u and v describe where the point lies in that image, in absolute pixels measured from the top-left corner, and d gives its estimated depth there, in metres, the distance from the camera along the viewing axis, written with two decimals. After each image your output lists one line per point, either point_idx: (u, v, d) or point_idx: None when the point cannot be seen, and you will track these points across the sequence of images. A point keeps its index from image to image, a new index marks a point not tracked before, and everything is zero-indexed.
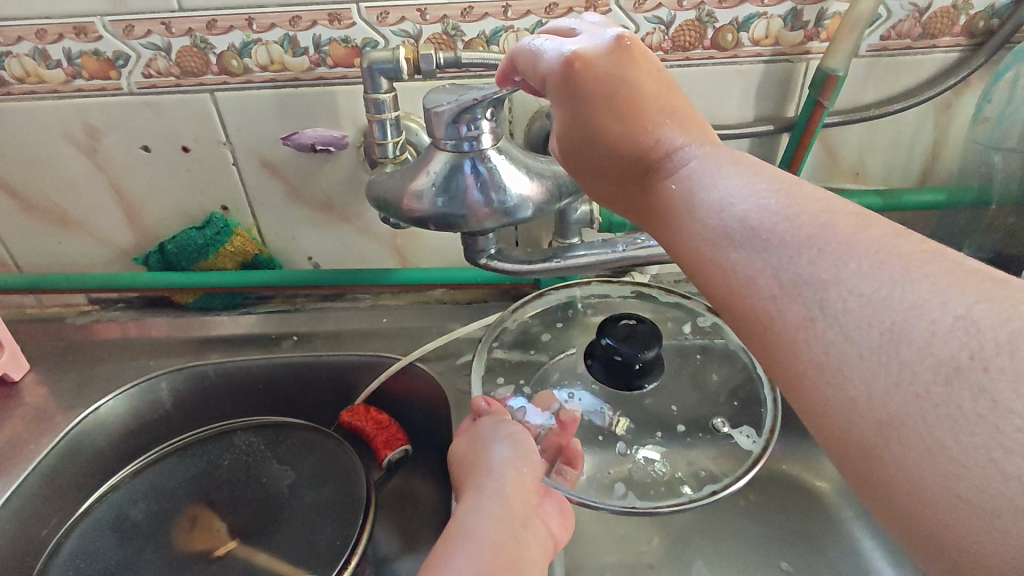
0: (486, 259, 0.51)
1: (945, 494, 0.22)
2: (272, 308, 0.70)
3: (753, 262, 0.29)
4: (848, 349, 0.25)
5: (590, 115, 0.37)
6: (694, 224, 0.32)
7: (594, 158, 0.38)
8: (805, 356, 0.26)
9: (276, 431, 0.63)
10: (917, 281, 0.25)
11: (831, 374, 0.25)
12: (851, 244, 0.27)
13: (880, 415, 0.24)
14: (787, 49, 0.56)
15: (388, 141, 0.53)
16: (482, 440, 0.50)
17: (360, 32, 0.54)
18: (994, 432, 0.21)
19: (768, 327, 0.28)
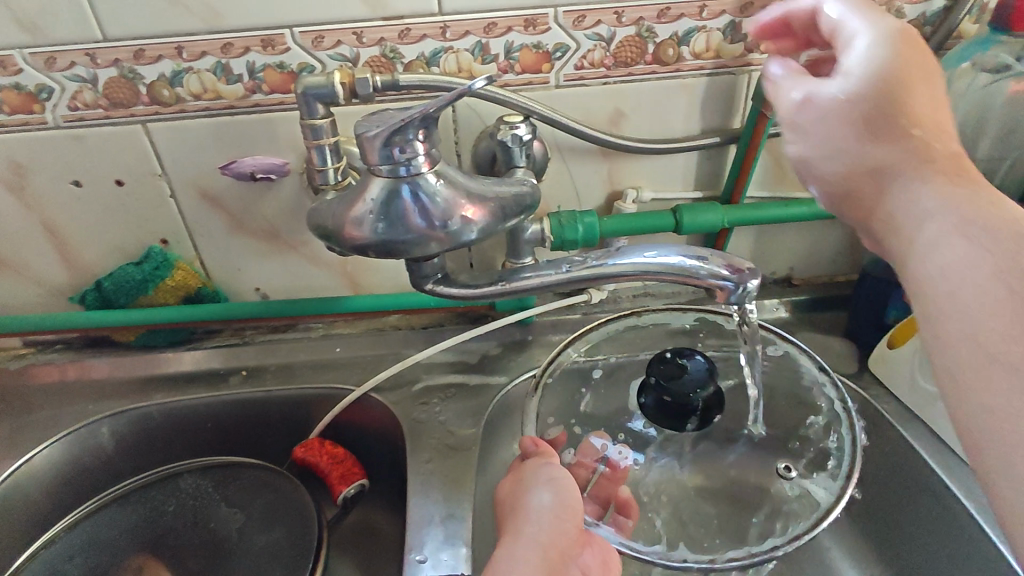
0: (431, 285, 0.49)
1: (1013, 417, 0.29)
2: (220, 343, 0.67)
3: (958, 276, 0.32)
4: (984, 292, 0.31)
5: (918, 115, 0.33)
6: (924, 232, 0.33)
7: (879, 150, 0.34)
8: (936, 291, 0.32)
9: (225, 472, 0.60)
10: None
11: (939, 305, 0.32)
12: None
13: (988, 338, 0.30)
14: (729, 61, 0.56)
15: (329, 167, 0.52)
16: (526, 483, 0.46)
17: (295, 57, 0.52)
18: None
19: (927, 279, 0.33)
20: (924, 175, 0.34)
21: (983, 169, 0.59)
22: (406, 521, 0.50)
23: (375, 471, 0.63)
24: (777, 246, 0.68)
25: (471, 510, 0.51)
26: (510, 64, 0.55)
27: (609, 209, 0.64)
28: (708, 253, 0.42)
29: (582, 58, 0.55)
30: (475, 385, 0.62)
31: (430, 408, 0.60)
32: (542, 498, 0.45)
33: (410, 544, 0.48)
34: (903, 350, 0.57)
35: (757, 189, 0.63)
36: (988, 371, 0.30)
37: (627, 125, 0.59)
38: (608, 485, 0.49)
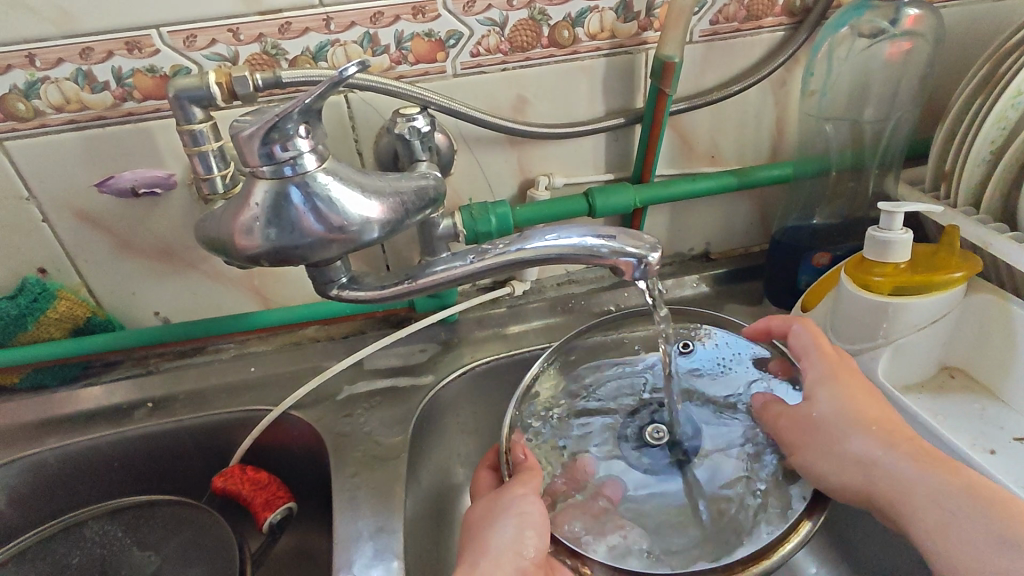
0: (336, 290, 0.46)
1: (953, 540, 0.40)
2: (121, 375, 0.62)
3: (923, 520, 0.41)
4: (928, 491, 0.42)
5: (860, 409, 0.47)
6: (838, 448, 0.45)
7: (865, 409, 0.47)
8: (916, 487, 0.42)
9: (135, 514, 0.56)
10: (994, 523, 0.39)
11: (942, 505, 0.41)
12: (962, 510, 0.40)
13: (950, 507, 0.41)
14: (625, 41, 0.56)
15: (215, 174, 0.48)
16: (495, 512, 0.44)
17: (166, 59, 0.49)
18: (944, 512, 0.41)
19: (898, 482, 0.43)
20: (858, 430, 0.46)
21: (872, 131, 0.61)
22: (332, 542, 0.47)
23: (303, 492, 0.60)
24: (692, 222, 0.69)
25: (402, 520, 0.49)
26: (403, 54, 0.52)
27: (523, 198, 0.63)
28: (613, 231, 0.41)
29: (476, 45, 0.53)
30: (402, 390, 0.60)
31: (354, 419, 0.57)
32: (506, 532, 0.42)
33: (337, 566, 0.45)
34: (815, 312, 0.58)
35: (668, 165, 0.64)
36: (933, 512, 0.41)
37: (531, 112, 0.58)
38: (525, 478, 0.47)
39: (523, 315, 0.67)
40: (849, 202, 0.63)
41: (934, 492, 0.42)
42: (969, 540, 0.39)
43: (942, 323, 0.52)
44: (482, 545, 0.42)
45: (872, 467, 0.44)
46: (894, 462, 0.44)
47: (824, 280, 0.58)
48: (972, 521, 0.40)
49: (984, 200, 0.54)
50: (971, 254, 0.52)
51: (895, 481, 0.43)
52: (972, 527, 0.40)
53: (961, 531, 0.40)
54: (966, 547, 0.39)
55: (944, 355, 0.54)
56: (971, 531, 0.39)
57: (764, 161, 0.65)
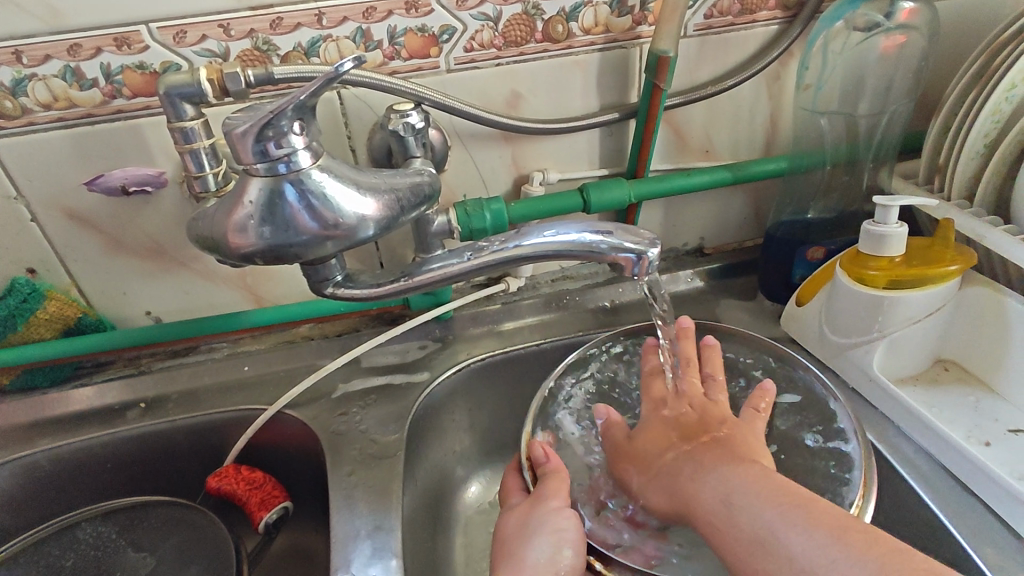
0: (332, 288, 0.46)
1: (751, 531, 0.37)
2: (113, 375, 0.62)
3: (728, 523, 0.39)
4: (727, 488, 0.40)
5: (681, 429, 0.48)
6: (654, 472, 0.45)
7: (672, 432, 0.48)
8: (705, 496, 0.41)
9: (129, 516, 0.55)
10: (793, 513, 0.37)
11: (726, 510, 0.39)
12: (755, 501, 0.38)
13: (730, 505, 0.39)
14: (619, 35, 0.56)
15: (207, 172, 0.48)
16: (529, 528, 0.44)
17: (156, 56, 0.48)
18: (754, 501, 0.39)
19: (690, 497, 0.42)
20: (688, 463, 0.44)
21: (866, 125, 0.61)
22: (330, 541, 0.46)
23: (299, 491, 0.60)
24: (687, 217, 0.69)
25: (400, 519, 0.48)
26: (396, 50, 0.52)
27: (518, 194, 0.63)
28: (609, 226, 0.41)
29: (470, 40, 0.53)
30: (398, 387, 0.60)
31: (350, 418, 0.57)
32: (542, 550, 0.42)
33: (335, 565, 0.45)
34: (811, 306, 0.59)
35: (663, 160, 0.63)
36: (729, 511, 0.39)
37: (526, 107, 0.58)
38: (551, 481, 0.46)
39: (518, 312, 0.67)
40: (843, 196, 0.63)
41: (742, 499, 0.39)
42: (781, 536, 0.36)
43: (937, 316, 0.53)
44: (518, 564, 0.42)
45: (696, 487, 0.42)
46: (693, 473, 0.43)
47: (819, 274, 0.58)
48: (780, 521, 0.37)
49: (977, 193, 0.55)
50: (966, 247, 0.53)
51: (693, 497, 0.41)
52: (770, 517, 0.37)
53: (764, 523, 0.37)
54: (773, 540, 0.36)
55: (939, 348, 0.54)
56: (788, 534, 0.36)
57: (758, 156, 0.65)
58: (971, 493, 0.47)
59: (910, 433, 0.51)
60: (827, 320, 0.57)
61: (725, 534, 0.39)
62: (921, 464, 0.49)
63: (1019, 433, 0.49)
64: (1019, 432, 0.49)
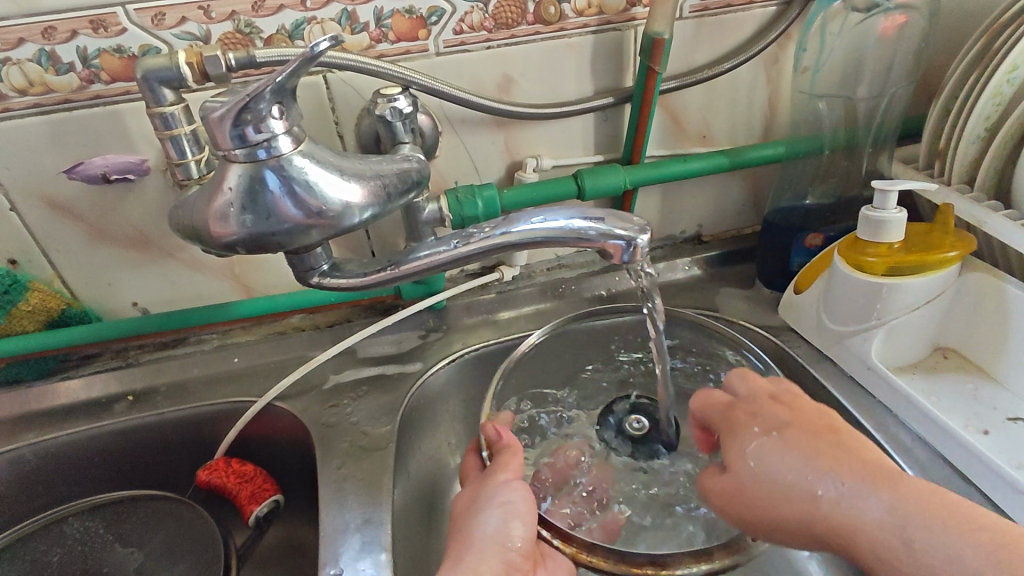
0: (317, 278, 0.45)
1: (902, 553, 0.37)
2: (100, 367, 0.60)
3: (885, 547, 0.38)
4: (867, 514, 0.38)
5: (794, 437, 0.42)
6: (777, 505, 0.40)
7: (802, 436, 0.42)
8: (874, 524, 0.38)
9: (118, 510, 0.54)
10: (956, 539, 0.37)
11: (910, 556, 0.37)
12: (943, 536, 0.37)
13: (895, 530, 0.37)
14: (613, 17, 0.55)
15: (190, 159, 0.46)
16: (479, 503, 0.44)
17: (135, 39, 0.46)
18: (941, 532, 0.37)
19: (842, 525, 0.38)
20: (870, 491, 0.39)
21: (866, 108, 0.60)
22: (318, 536, 0.46)
23: (291, 484, 0.59)
24: (685, 204, 0.67)
25: (390, 512, 0.48)
26: (383, 32, 0.50)
27: (511, 180, 0.61)
28: (600, 213, 0.40)
29: (459, 22, 0.52)
30: (390, 378, 0.59)
31: (341, 410, 0.56)
32: (492, 522, 0.42)
33: (323, 559, 0.44)
34: (808, 293, 0.58)
35: (658, 146, 0.62)
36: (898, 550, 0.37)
37: (517, 91, 0.56)
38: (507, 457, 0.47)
39: (513, 301, 0.66)
40: (842, 181, 0.62)
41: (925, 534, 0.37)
42: (956, 559, 0.36)
43: (936, 303, 0.52)
44: (467, 540, 0.42)
45: (873, 529, 0.38)
46: (823, 483, 0.39)
47: (817, 261, 0.57)
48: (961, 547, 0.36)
49: (978, 177, 0.54)
50: (966, 233, 0.51)
51: (850, 529, 0.38)
52: (947, 553, 0.36)
53: (939, 557, 0.36)
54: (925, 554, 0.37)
55: (938, 336, 0.54)
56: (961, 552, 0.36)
57: (756, 140, 0.64)
58: (970, 482, 0.46)
59: (908, 422, 0.50)
60: (825, 308, 0.56)
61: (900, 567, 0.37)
62: (919, 453, 0.49)
63: (1018, 422, 0.48)
64: (1018, 421, 0.48)
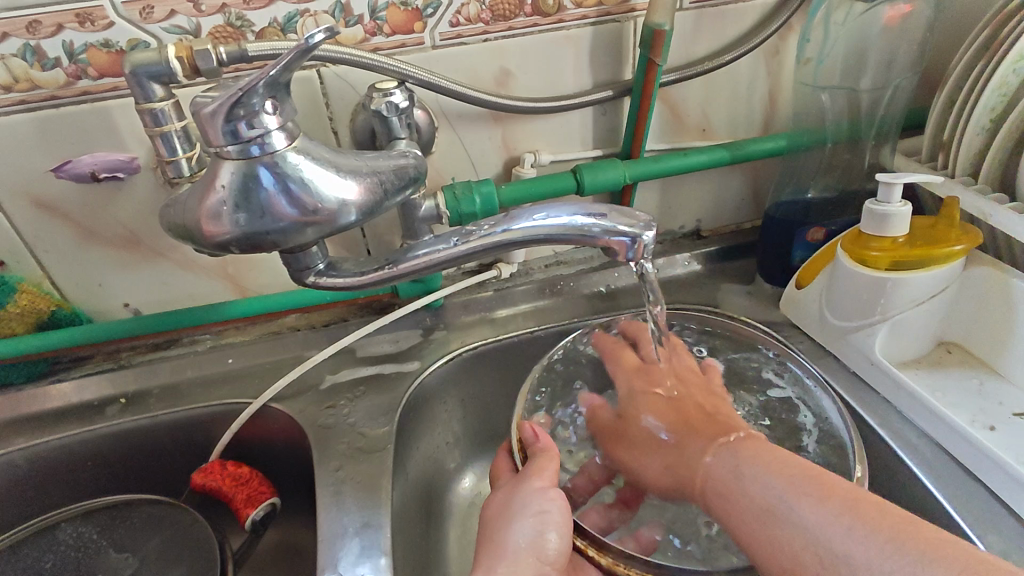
0: (313, 277, 0.44)
1: (766, 514, 0.36)
2: (92, 370, 0.59)
3: (755, 507, 0.37)
4: (747, 482, 0.38)
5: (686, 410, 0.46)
6: (659, 457, 0.43)
7: (699, 415, 0.45)
8: (752, 498, 0.37)
9: (111, 515, 0.53)
10: (828, 511, 0.34)
11: (781, 518, 0.36)
12: (810, 500, 0.35)
13: (766, 504, 0.37)
14: (612, 8, 0.54)
15: (180, 156, 0.45)
16: (512, 510, 0.42)
17: (122, 33, 0.45)
18: (822, 499, 0.35)
19: (725, 484, 0.39)
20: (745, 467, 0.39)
21: (868, 101, 0.59)
22: (317, 540, 0.45)
23: (287, 486, 0.58)
24: (683, 199, 0.67)
25: (390, 515, 0.47)
26: (378, 25, 0.49)
27: (509, 176, 0.60)
28: (603, 209, 0.39)
29: (456, 14, 0.50)
30: (388, 378, 0.58)
31: (338, 411, 0.55)
32: (525, 533, 0.40)
33: (322, 565, 0.43)
34: (811, 288, 0.57)
35: (658, 140, 0.61)
36: (765, 513, 0.36)
37: (515, 85, 0.55)
38: (544, 460, 0.44)
39: (511, 299, 0.65)
40: (844, 174, 0.61)
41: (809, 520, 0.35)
42: (811, 525, 0.34)
43: (941, 297, 0.51)
44: (498, 549, 0.41)
45: (749, 493, 0.37)
46: (708, 450, 0.41)
47: (820, 256, 0.57)
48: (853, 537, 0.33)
49: (982, 170, 0.53)
50: (971, 227, 0.51)
51: (731, 488, 0.38)
52: (806, 515, 0.35)
53: (799, 521, 0.35)
54: (783, 513, 0.36)
55: (942, 331, 0.53)
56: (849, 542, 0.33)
57: (757, 134, 0.63)
58: (977, 480, 0.46)
59: (913, 418, 0.50)
60: (828, 304, 0.55)
61: (751, 521, 0.37)
62: (924, 450, 0.48)
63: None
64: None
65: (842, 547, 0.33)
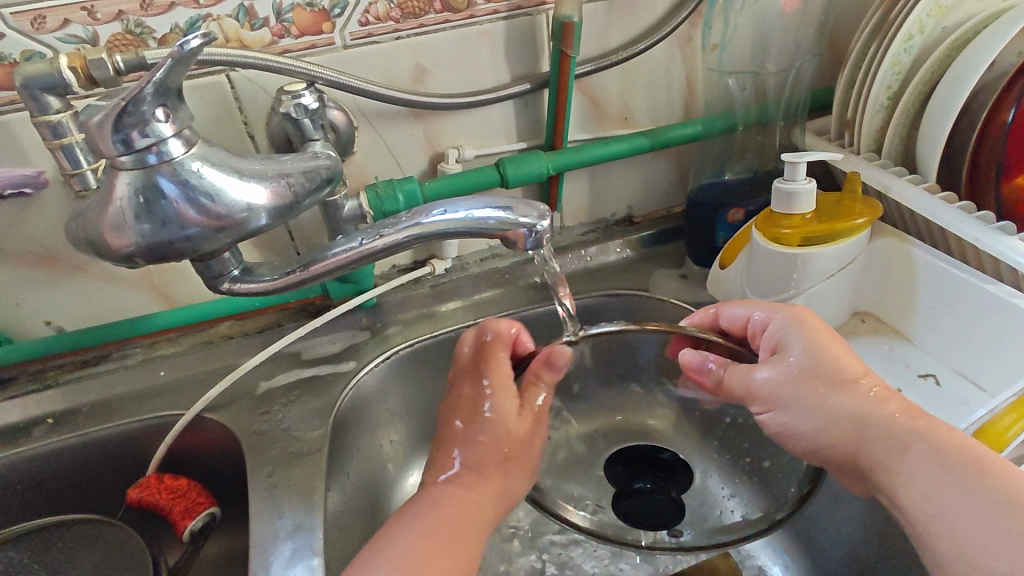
0: (228, 283, 0.44)
1: (924, 502, 0.38)
2: (15, 392, 0.58)
3: (923, 478, 0.39)
4: (925, 462, 0.39)
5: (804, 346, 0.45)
6: (838, 370, 0.44)
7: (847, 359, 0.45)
8: (904, 465, 0.40)
9: (42, 538, 0.53)
10: (970, 498, 0.36)
11: (932, 503, 0.38)
12: (971, 484, 0.37)
13: (923, 478, 0.39)
14: (522, 2, 0.54)
15: (85, 168, 0.44)
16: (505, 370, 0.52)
17: (14, 44, 0.44)
18: (970, 491, 0.37)
19: (898, 449, 0.40)
20: (801, 329, 0.46)
21: (776, 83, 0.61)
22: (248, 546, 0.45)
23: (226, 496, 0.58)
24: (611, 187, 0.68)
25: (324, 516, 0.47)
26: (285, 27, 0.49)
27: (434, 173, 0.61)
28: (509, 201, 0.39)
29: (364, 14, 0.50)
30: (323, 380, 0.58)
31: (272, 417, 0.55)
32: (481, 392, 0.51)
33: (253, 569, 0.43)
34: (732, 269, 0.58)
35: (581, 131, 0.62)
36: (907, 473, 0.39)
37: (432, 82, 0.55)
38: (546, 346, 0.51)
39: (446, 294, 0.66)
40: (758, 156, 0.63)
41: (921, 466, 0.39)
42: (964, 506, 0.36)
43: (850, 269, 0.53)
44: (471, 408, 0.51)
45: (898, 457, 0.40)
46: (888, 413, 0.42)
47: (739, 235, 0.58)
48: (970, 501, 0.36)
49: (884, 146, 0.56)
50: (874, 200, 0.53)
51: (908, 458, 0.40)
52: (946, 494, 0.37)
53: (949, 502, 0.37)
54: (947, 502, 0.37)
55: (854, 301, 0.55)
56: (970, 511, 0.36)
57: (677, 119, 0.64)
58: None
59: None
60: (748, 282, 0.57)
61: (906, 484, 0.39)
62: None
63: (928, 378, 0.50)
64: (928, 377, 0.50)
65: (979, 528, 0.36)
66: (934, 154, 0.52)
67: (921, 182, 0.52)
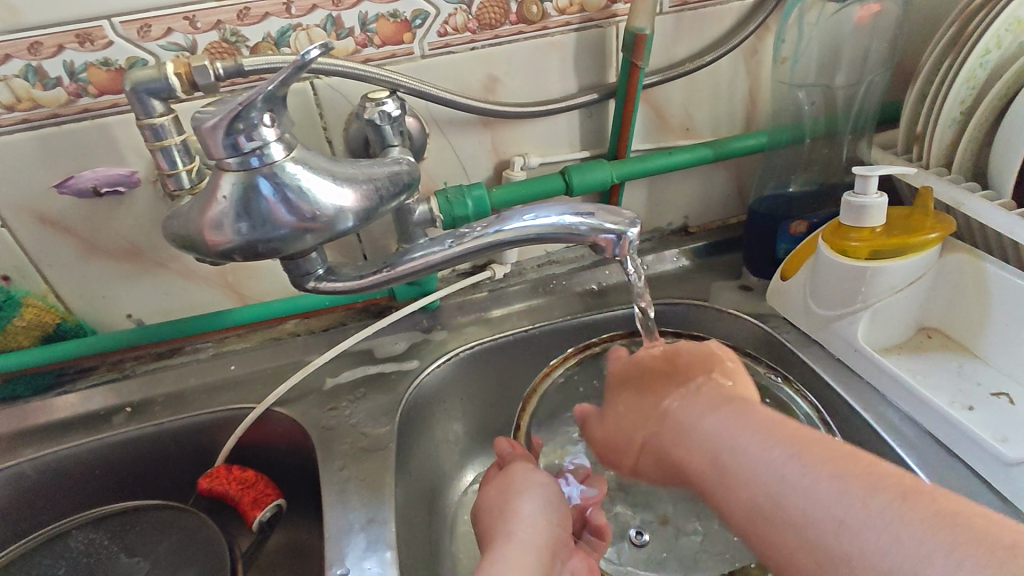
0: (313, 282, 0.45)
1: (802, 526, 0.34)
2: (97, 380, 0.60)
3: (771, 481, 0.36)
4: (764, 492, 0.36)
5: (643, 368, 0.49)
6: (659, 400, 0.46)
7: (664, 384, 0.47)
8: (747, 501, 0.37)
9: (121, 522, 0.55)
10: (832, 491, 0.33)
11: (799, 526, 0.34)
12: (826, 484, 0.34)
13: (775, 509, 0.35)
14: (594, 14, 0.56)
15: (180, 169, 0.46)
16: (513, 489, 0.46)
17: (121, 51, 0.47)
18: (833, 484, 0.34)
19: (740, 484, 0.37)
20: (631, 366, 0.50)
21: (844, 97, 0.61)
22: (323, 537, 0.46)
23: (291, 488, 0.59)
24: (669, 197, 0.69)
25: (394, 510, 0.48)
26: (368, 37, 0.51)
27: (499, 179, 0.62)
28: (590, 208, 0.41)
29: (444, 24, 0.52)
30: (389, 378, 0.60)
31: (340, 413, 0.57)
32: (532, 503, 0.44)
33: (330, 559, 0.45)
34: (795, 280, 0.59)
35: (643, 140, 0.63)
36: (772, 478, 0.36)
37: (503, 90, 0.57)
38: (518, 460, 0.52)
39: (505, 299, 0.67)
40: (823, 169, 0.63)
41: (734, 435, 0.39)
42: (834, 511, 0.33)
43: (919, 284, 0.53)
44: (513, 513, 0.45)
45: (743, 496, 0.37)
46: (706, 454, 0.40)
47: (801, 249, 0.58)
48: (834, 497, 0.33)
49: (955, 160, 0.55)
50: (945, 215, 0.53)
51: (750, 485, 0.37)
52: (808, 500, 0.34)
53: (824, 514, 0.33)
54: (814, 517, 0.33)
55: (921, 316, 0.55)
56: (831, 507, 0.33)
57: (739, 131, 0.65)
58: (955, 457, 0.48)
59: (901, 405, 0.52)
60: (812, 294, 0.57)
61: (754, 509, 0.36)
62: (906, 431, 0.50)
63: (1001, 397, 0.49)
64: (1001, 396, 0.49)
65: (855, 529, 0.32)
66: (1010, 170, 0.51)
67: (995, 198, 0.52)
